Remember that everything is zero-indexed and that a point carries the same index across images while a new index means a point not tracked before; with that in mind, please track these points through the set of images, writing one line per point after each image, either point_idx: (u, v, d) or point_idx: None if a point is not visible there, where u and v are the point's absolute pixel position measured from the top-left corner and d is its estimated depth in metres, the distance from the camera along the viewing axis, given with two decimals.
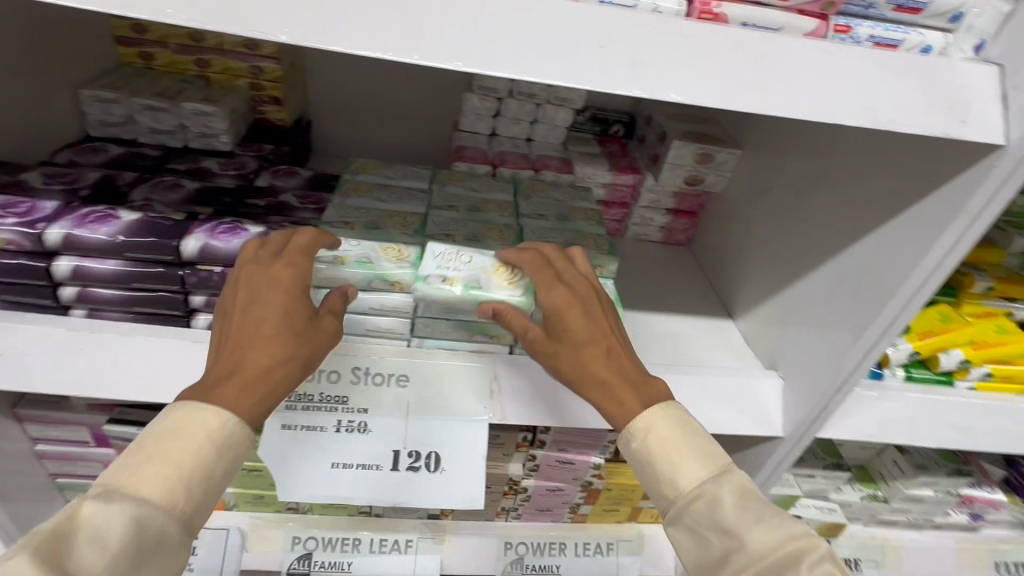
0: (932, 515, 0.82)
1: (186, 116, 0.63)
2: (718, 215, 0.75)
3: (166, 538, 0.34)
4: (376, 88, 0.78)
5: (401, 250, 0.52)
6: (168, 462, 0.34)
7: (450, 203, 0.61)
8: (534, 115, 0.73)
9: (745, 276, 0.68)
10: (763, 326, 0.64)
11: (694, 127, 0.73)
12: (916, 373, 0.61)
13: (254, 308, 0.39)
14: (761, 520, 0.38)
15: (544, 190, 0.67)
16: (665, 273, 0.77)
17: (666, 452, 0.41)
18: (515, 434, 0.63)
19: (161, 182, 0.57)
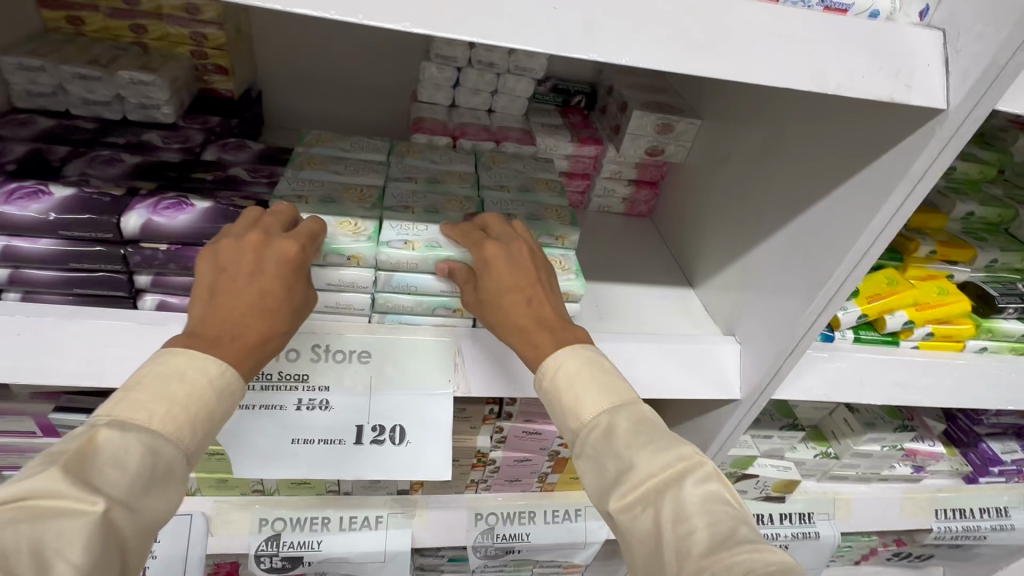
0: (879, 469, 0.87)
1: (123, 86, 0.59)
2: (679, 186, 0.76)
3: (173, 470, 0.34)
4: (329, 56, 0.75)
5: (358, 223, 0.50)
6: (179, 398, 0.35)
7: (409, 175, 0.59)
8: (494, 85, 0.72)
9: (705, 245, 0.70)
10: (721, 294, 0.66)
11: (655, 97, 0.73)
12: (865, 335, 0.63)
13: (256, 280, 0.40)
14: (656, 443, 0.39)
15: (506, 162, 0.66)
16: (628, 244, 0.78)
17: (571, 388, 0.42)
18: (481, 406, 0.63)
19: (97, 156, 0.53)
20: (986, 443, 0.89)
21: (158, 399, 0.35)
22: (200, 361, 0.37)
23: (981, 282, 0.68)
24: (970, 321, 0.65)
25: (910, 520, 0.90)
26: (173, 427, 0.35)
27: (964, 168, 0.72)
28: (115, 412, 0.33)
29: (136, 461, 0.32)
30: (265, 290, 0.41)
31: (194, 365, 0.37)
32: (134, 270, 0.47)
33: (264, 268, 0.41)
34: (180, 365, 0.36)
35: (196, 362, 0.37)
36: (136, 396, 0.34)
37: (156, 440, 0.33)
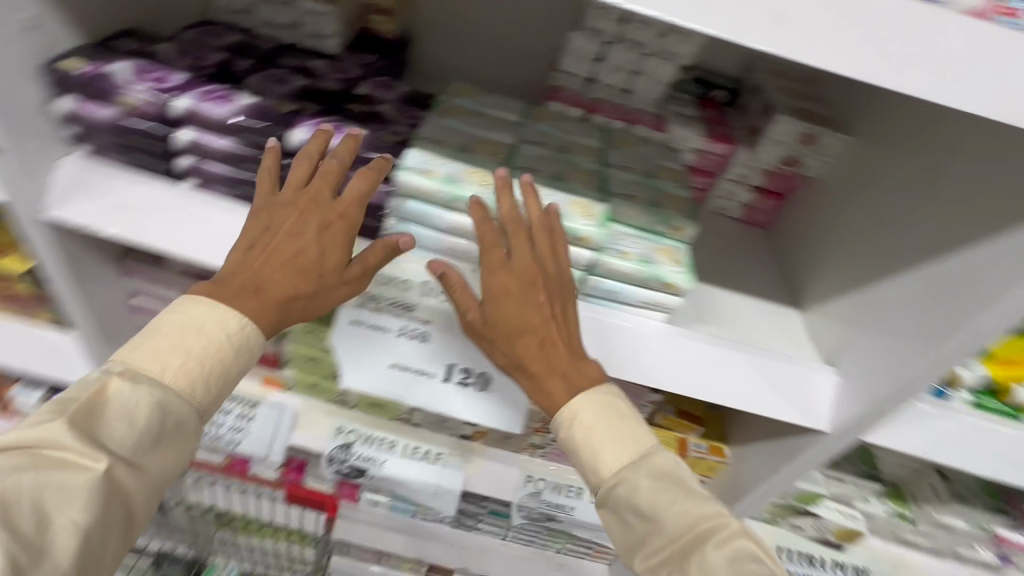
0: (959, 548, 0.79)
1: (302, 14, 0.65)
2: (808, 201, 0.72)
3: (183, 421, 0.41)
4: (482, 12, 0.77)
5: (488, 176, 0.52)
6: (190, 355, 0.41)
7: (540, 140, 0.61)
8: (638, 65, 0.70)
9: (824, 273, 0.66)
10: (829, 322, 0.62)
11: (804, 104, 0.69)
12: (985, 401, 0.58)
13: (297, 240, 0.44)
14: (675, 501, 0.43)
15: (633, 144, 0.66)
16: (738, 253, 0.75)
17: (589, 440, 0.46)
18: None
19: (272, 74, 0.59)
20: None
21: (169, 356, 0.41)
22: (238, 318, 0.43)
23: None
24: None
25: None
26: (182, 383, 0.41)
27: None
28: (129, 362, 0.40)
29: (145, 418, 0.39)
30: (305, 252, 0.44)
31: (218, 320, 0.42)
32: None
33: (313, 233, 0.45)
34: (200, 316, 0.42)
35: (217, 313, 0.42)
36: (148, 353, 0.40)
37: (167, 395, 0.40)
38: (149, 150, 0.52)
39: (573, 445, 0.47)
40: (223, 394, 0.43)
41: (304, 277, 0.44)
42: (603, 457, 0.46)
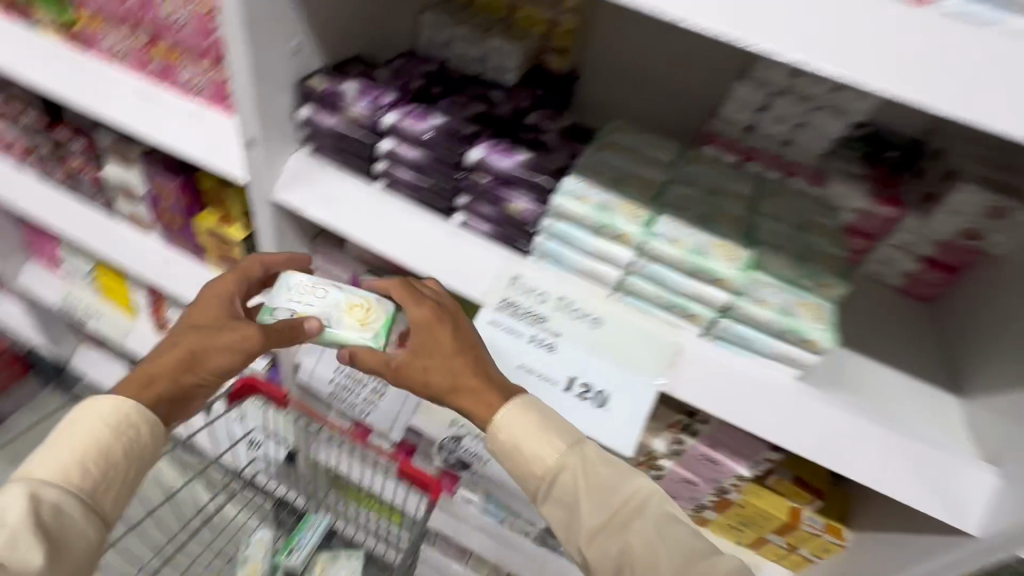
0: None
1: (490, 49, 0.97)
2: (981, 286, 0.85)
3: (64, 505, 0.59)
4: (653, 62, 1.04)
5: (730, 252, 0.68)
6: (43, 467, 0.61)
7: (781, 215, 0.78)
8: (799, 118, 0.90)
9: (996, 363, 0.77)
10: (986, 421, 0.73)
11: (994, 174, 0.81)
12: None
13: (168, 339, 0.72)
14: (598, 496, 0.65)
15: (790, 196, 0.84)
16: (898, 331, 0.89)
17: (512, 438, 0.68)
18: (671, 416, 0.87)
19: (461, 103, 0.89)
20: None
21: (35, 467, 0.61)
22: (108, 413, 0.64)
23: None
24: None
25: None
26: (49, 475, 0.60)
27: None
28: (36, 479, 0.59)
29: (15, 511, 0.55)
30: (179, 338, 0.71)
31: (94, 409, 0.64)
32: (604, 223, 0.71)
33: (192, 314, 0.74)
34: (83, 419, 0.63)
35: (98, 401, 0.65)
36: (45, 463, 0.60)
37: (35, 487, 0.58)
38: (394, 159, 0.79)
39: (505, 444, 0.68)
40: (96, 474, 0.62)
41: (179, 349, 0.70)
42: (528, 456, 0.67)
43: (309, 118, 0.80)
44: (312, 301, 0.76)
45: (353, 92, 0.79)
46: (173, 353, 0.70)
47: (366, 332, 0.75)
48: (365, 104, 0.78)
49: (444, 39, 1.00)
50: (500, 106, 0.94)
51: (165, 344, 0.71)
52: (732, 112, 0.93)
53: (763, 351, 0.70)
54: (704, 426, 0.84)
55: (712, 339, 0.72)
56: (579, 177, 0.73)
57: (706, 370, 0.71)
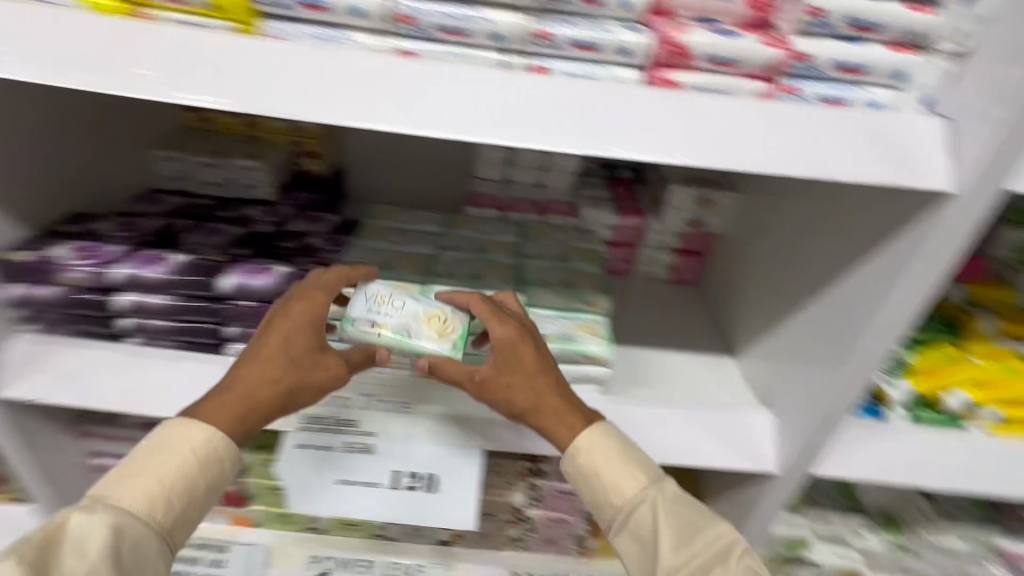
0: (844, 535, 1.00)
1: (234, 169, 0.95)
2: (717, 254, 1.02)
3: (141, 543, 0.55)
4: (403, 142, 1.11)
5: (502, 301, 0.73)
6: (144, 483, 0.57)
7: (542, 253, 0.86)
8: (541, 164, 1.02)
9: (746, 318, 0.92)
10: (758, 368, 0.86)
11: (694, 172, 0.99)
12: (922, 416, 0.77)
13: (271, 337, 0.61)
14: (687, 528, 0.61)
15: (549, 234, 0.93)
16: (676, 316, 1.03)
17: (601, 467, 0.63)
18: (517, 464, 0.87)
19: (208, 229, 0.86)
20: None
21: (128, 482, 0.56)
22: (195, 441, 0.58)
23: None
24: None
25: None
26: (135, 507, 0.56)
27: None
28: (100, 500, 0.55)
29: (99, 543, 0.52)
30: (274, 348, 0.60)
31: (182, 436, 0.58)
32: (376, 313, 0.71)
33: (288, 324, 0.61)
34: (168, 438, 0.58)
35: (202, 422, 0.59)
36: (127, 483, 0.56)
37: (122, 520, 0.54)
38: (141, 313, 0.72)
39: (584, 471, 0.64)
40: (176, 513, 0.58)
41: (273, 365, 0.60)
42: (614, 487, 0.63)
43: (22, 296, 0.70)
44: (391, 311, 0.63)
45: (70, 257, 0.71)
46: (261, 383, 0.59)
47: (446, 345, 0.63)
48: (88, 263, 0.71)
49: (182, 171, 0.95)
50: (259, 222, 0.92)
51: (260, 348, 0.60)
52: (484, 171, 1.03)
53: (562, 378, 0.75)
54: (546, 465, 0.86)
55: None
56: None
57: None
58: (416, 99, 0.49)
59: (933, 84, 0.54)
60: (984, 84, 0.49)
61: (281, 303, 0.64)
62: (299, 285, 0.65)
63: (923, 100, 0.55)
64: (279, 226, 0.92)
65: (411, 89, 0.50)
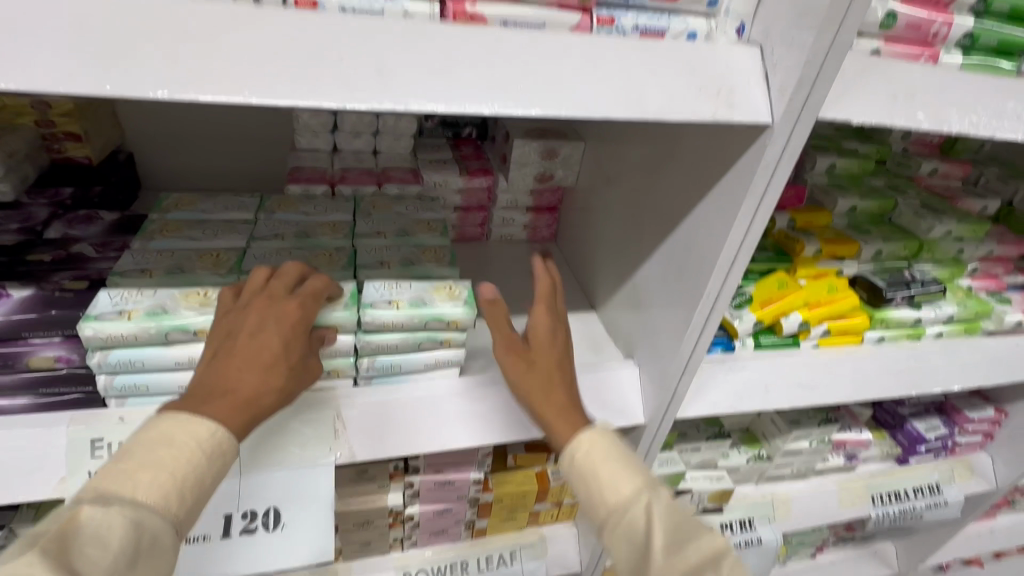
0: (715, 459, 1.07)
1: None
2: (571, 208, 1.00)
3: (156, 540, 0.43)
4: (201, 113, 0.92)
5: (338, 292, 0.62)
6: (153, 465, 0.44)
7: (380, 230, 0.76)
8: (373, 127, 0.90)
9: (604, 271, 0.90)
10: (617, 320, 0.85)
11: (538, 125, 0.93)
12: (764, 341, 0.82)
13: (258, 338, 0.51)
14: (684, 533, 0.52)
15: (387, 206, 0.82)
16: None
17: (603, 467, 0.55)
18: (387, 466, 0.79)
19: None
20: (908, 425, 1.20)
21: (134, 473, 0.43)
22: (195, 428, 0.46)
23: (870, 276, 0.89)
24: (866, 318, 0.86)
25: (848, 507, 1.17)
26: (153, 498, 0.43)
27: (863, 206, 0.94)
28: (99, 489, 0.42)
29: (117, 543, 0.40)
30: (268, 349, 0.51)
31: (187, 430, 0.46)
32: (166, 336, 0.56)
33: (274, 323, 0.52)
34: (171, 430, 0.46)
35: (190, 423, 0.46)
36: (119, 474, 0.43)
37: (141, 514, 0.42)
38: None
39: (583, 469, 0.56)
40: (196, 499, 0.46)
41: (272, 372, 0.50)
42: (610, 487, 0.54)
43: None
44: (402, 289, 0.64)
45: None
46: (248, 373, 0.49)
47: (457, 302, 0.64)
48: None
49: None
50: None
51: (248, 349, 0.50)
52: (305, 140, 0.89)
53: (416, 368, 0.67)
54: (418, 460, 0.79)
55: (367, 384, 0.66)
56: (114, 292, 0.58)
57: (367, 418, 0.63)
58: (126, 45, 0.36)
59: (743, 9, 0.52)
60: (785, 10, 0.49)
61: (249, 305, 0.54)
62: (252, 287, 0.56)
63: (736, 28, 0.52)
64: (28, 233, 0.71)
65: (115, 31, 0.36)
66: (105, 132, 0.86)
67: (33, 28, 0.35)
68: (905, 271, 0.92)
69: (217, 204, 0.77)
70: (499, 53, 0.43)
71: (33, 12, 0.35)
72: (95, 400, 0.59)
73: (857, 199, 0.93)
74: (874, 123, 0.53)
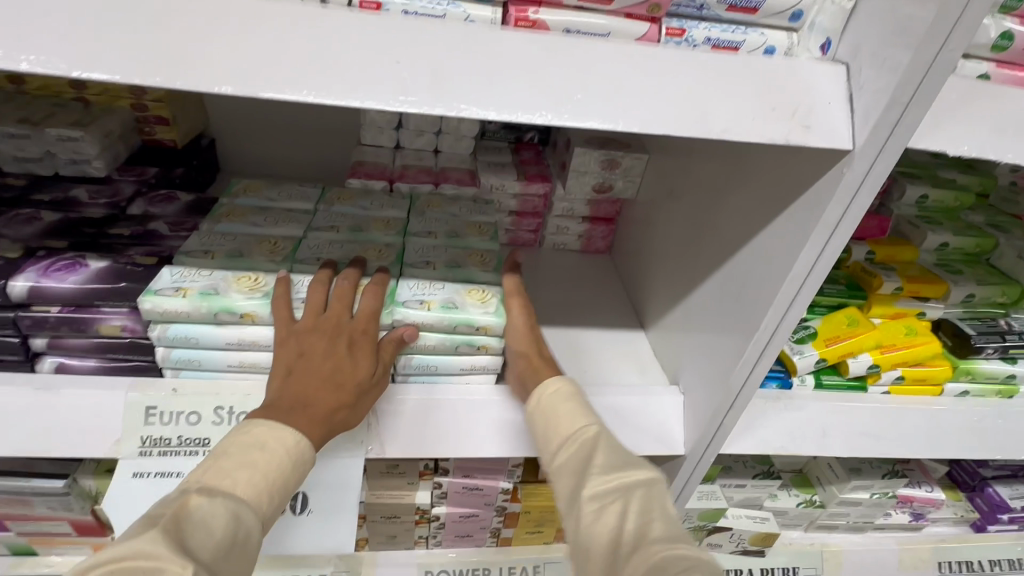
0: (761, 498, 1.00)
1: (52, 141, 0.77)
2: (628, 221, 0.97)
3: (250, 537, 0.45)
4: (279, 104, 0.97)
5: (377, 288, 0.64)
6: (251, 463, 0.48)
7: (431, 230, 0.76)
8: (436, 127, 0.91)
9: (657, 289, 0.87)
10: (665, 341, 0.82)
11: (602, 133, 0.91)
12: (825, 381, 0.75)
13: (330, 360, 0.56)
14: (621, 461, 0.52)
15: (442, 206, 0.83)
16: (589, 288, 0.97)
17: (556, 406, 0.58)
18: (417, 465, 0.79)
19: (18, 216, 0.70)
20: (989, 488, 1.07)
21: (235, 470, 0.47)
22: (281, 432, 0.50)
23: (957, 321, 0.81)
24: (949, 368, 0.78)
25: (909, 570, 1.07)
26: (251, 493, 0.46)
27: (957, 243, 0.85)
28: (205, 481, 0.45)
29: (220, 529, 0.43)
30: (340, 369, 0.56)
31: (276, 436, 0.50)
32: (218, 318, 0.59)
33: (344, 346, 0.57)
34: (263, 434, 0.50)
35: (276, 431, 0.50)
36: (221, 469, 0.47)
37: (240, 505, 0.45)
38: None
39: (538, 409, 0.59)
40: (281, 503, 0.49)
41: (343, 389, 0.56)
42: (559, 421, 0.57)
43: None
44: (438, 290, 0.64)
45: None
46: (322, 387, 0.55)
47: (491, 308, 0.64)
48: None
49: None
50: (88, 205, 0.76)
51: (323, 369, 0.56)
52: (370, 136, 0.91)
53: (452, 371, 0.67)
54: (447, 462, 0.79)
55: (402, 382, 0.67)
56: (178, 270, 0.61)
57: (400, 417, 0.64)
58: (196, 41, 0.38)
59: (830, 22, 0.47)
60: (878, 25, 0.44)
61: (316, 329, 0.58)
62: (315, 310, 0.60)
63: (820, 45, 0.48)
64: (113, 208, 0.77)
65: (187, 26, 0.38)
66: (191, 118, 0.92)
67: (119, 26, 0.37)
68: (1000, 320, 0.82)
69: (281, 193, 0.80)
70: (557, 60, 0.42)
71: (117, 7, 0.37)
72: (153, 369, 0.63)
73: (950, 235, 0.84)
74: (974, 156, 0.47)
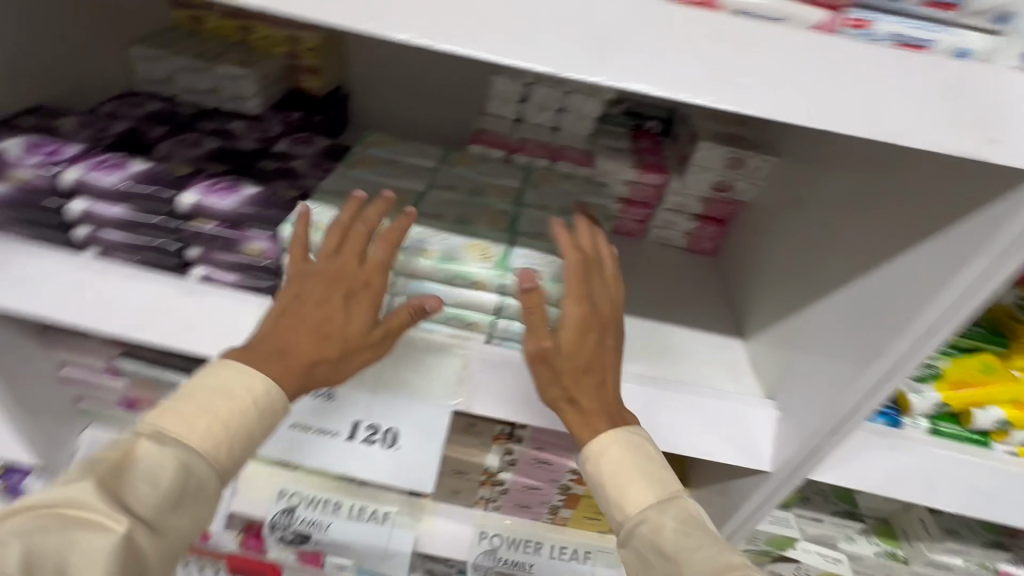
0: (837, 538, 0.94)
1: (221, 77, 0.86)
2: (743, 225, 0.92)
3: (202, 483, 0.50)
4: (411, 67, 1.02)
5: (488, 250, 0.66)
6: (212, 414, 0.50)
7: (544, 203, 0.78)
8: (560, 103, 0.91)
9: (763, 299, 0.83)
10: (765, 354, 0.78)
11: (730, 129, 0.87)
12: (941, 427, 0.69)
13: (320, 307, 0.56)
14: (698, 541, 0.51)
15: (555, 182, 0.84)
16: (688, 288, 0.94)
17: (613, 474, 0.56)
18: (493, 427, 0.83)
19: (186, 139, 0.79)
20: None
21: (195, 420, 0.50)
22: (249, 378, 0.52)
23: None
24: None
25: None
26: (207, 445, 0.50)
27: None
28: (158, 425, 0.49)
29: (167, 480, 0.47)
30: (328, 321, 0.56)
31: (246, 381, 0.52)
32: None
33: (337, 299, 0.57)
34: (232, 380, 0.52)
35: (244, 379, 0.52)
36: (177, 415, 0.49)
37: (190, 456, 0.49)
38: (101, 225, 0.67)
39: (598, 479, 0.57)
40: (244, 449, 0.52)
41: (326, 342, 0.56)
42: (626, 498, 0.55)
43: None
44: (547, 262, 0.66)
45: (20, 153, 0.67)
46: (308, 336, 0.56)
47: None
48: (40, 162, 0.66)
49: (165, 73, 0.88)
50: (241, 138, 0.84)
51: (310, 318, 0.56)
52: (493, 106, 0.92)
53: None
54: (523, 431, 0.81)
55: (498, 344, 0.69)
56: (314, 205, 0.67)
57: (493, 378, 0.66)
58: None
59: None
60: None
61: (319, 274, 0.58)
62: (326, 250, 0.59)
63: None
64: (262, 143, 0.85)
65: None
66: (333, 72, 0.99)
67: None
68: None
69: (406, 149, 0.84)
70: (725, 40, 0.41)
71: None
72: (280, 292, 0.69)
73: None
74: None
